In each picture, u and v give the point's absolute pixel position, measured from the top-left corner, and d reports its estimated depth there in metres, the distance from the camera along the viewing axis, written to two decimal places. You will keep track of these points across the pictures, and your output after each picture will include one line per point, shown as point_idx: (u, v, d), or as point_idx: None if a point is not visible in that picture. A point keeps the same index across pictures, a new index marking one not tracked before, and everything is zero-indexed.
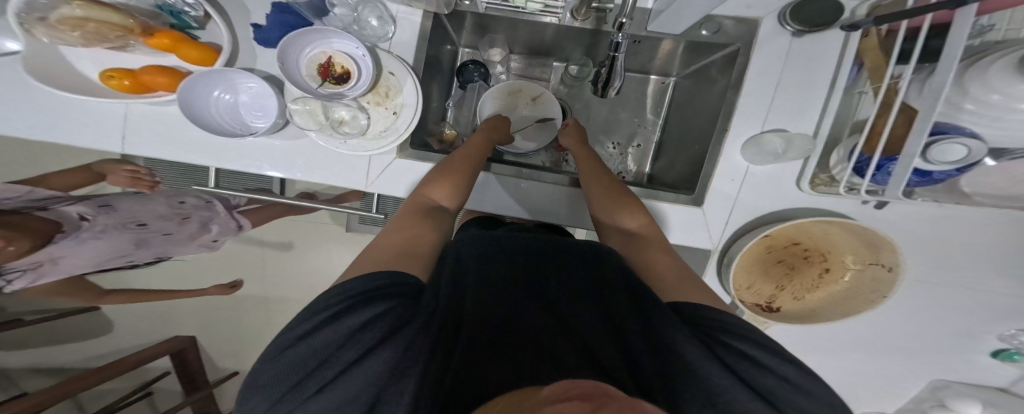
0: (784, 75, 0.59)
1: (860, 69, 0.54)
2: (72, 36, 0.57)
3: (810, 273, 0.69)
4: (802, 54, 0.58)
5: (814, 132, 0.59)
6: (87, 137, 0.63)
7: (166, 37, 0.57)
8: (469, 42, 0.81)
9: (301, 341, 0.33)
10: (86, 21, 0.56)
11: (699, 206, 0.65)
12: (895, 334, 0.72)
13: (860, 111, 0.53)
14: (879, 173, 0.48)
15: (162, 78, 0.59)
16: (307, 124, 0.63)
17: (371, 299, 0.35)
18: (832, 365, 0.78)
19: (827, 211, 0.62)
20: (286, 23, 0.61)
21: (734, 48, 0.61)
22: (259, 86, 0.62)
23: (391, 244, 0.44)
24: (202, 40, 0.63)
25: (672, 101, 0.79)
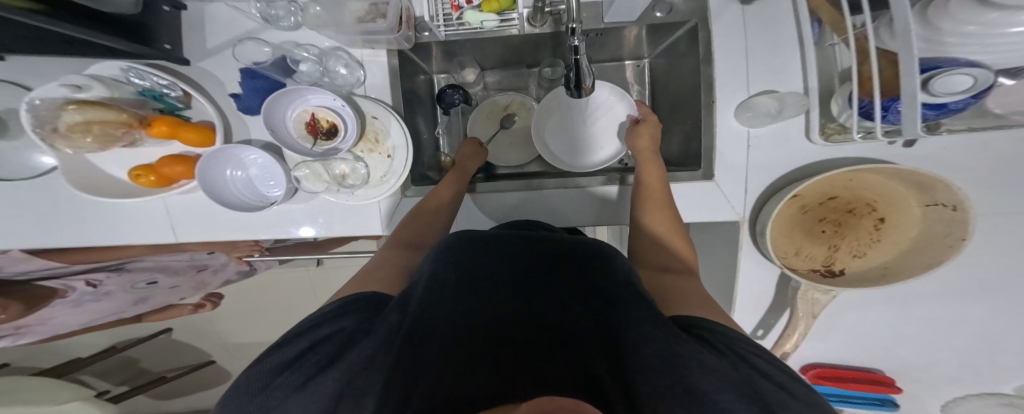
0: (760, 27, 0.55)
1: (821, 24, 0.49)
2: (87, 142, 0.61)
3: (861, 227, 0.62)
4: (767, 9, 0.54)
5: (805, 88, 0.54)
6: (119, 234, 0.68)
7: (163, 124, 0.62)
8: (441, 69, 0.82)
9: (279, 350, 0.35)
10: (88, 124, 0.60)
11: (712, 179, 0.60)
12: (991, 281, 0.61)
13: (842, 61, 0.48)
14: (889, 114, 0.42)
15: (179, 167, 0.62)
16: (315, 186, 0.65)
17: (335, 318, 0.37)
18: (929, 328, 0.67)
19: (860, 157, 0.55)
20: (259, 88, 0.64)
21: (692, 24, 0.58)
22: (263, 157, 0.64)
23: (370, 276, 0.46)
24: (192, 119, 0.66)
25: (652, 81, 0.75)
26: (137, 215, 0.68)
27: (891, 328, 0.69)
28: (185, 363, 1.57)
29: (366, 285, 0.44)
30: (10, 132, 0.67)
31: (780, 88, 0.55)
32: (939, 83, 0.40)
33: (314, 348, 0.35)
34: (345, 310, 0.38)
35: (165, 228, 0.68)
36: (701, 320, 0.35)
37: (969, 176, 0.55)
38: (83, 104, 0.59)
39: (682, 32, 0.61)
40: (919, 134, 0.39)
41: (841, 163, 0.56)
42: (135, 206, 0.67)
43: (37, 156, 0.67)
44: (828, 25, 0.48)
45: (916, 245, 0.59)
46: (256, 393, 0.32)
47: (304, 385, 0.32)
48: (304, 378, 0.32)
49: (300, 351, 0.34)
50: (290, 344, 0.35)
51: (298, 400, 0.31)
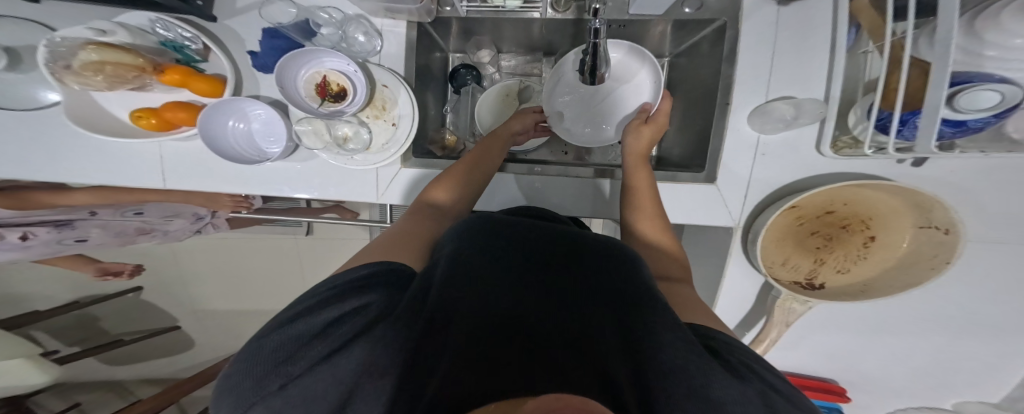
0: (786, 37, 0.55)
1: (859, 31, 0.49)
2: (96, 81, 0.59)
3: (853, 243, 0.64)
4: (804, 11, 0.54)
5: (826, 95, 0.55)
6: (100, 173, 0.65)
7: (177, 73, 0.59)
8: (457, 47, 0.81)
9: (284, 327, 0.34)
10: (103, 64, 0.57)
11: (714, 183, 0.61)
12: (967, 305, 0.64)
13: (869, 71, 0.48)
14: (906, 129, 0.43)
15: (183, 113, 0.60)
16: (314, 145, 0.63)
17: (352, 291, 0.36)
18: (904, 347, 0.70)
19: (864, 173, 0.57)
20: (278, 47, 0.62)
21: (720, 22, 0.58)
22: (267, 113, 0.62)
23: (383, 246, 0.44)
24: (206, 72, 0.64)
25: (670, 82, 0.75)
26: (125, 157, 0.65)
27: (861, 343, 0.72)
28: (156, 326, 1.55)
29: (388, 253, 0.43)
30: (23, 65, 0.64)
31: (801, 95, 0.56)
32: (965, 99, 0.41)
33: (331, 322, 0.34)
34: (361, 282, 0.37)
35: (155, 174, 0.65)
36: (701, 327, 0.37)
37: (961, 203, 0.58)
38: (104, 45, 0.56)
39: (708, 32, 0.61)
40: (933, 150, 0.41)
41: (839, 177, 0.57)
42: (128, 148, 0.64)
43: (45, 91, 0.64)
44: (868, 30, 0.47)
45: (901, 262, 0.62)
46: (267, 364, 0.31)
47: (324, 359, 0.32)
48: (326, 352, 0.32)
49: (314, 329, 0.33)
50: (305, 317, 0.34)
51: (319, 373, 0.31)
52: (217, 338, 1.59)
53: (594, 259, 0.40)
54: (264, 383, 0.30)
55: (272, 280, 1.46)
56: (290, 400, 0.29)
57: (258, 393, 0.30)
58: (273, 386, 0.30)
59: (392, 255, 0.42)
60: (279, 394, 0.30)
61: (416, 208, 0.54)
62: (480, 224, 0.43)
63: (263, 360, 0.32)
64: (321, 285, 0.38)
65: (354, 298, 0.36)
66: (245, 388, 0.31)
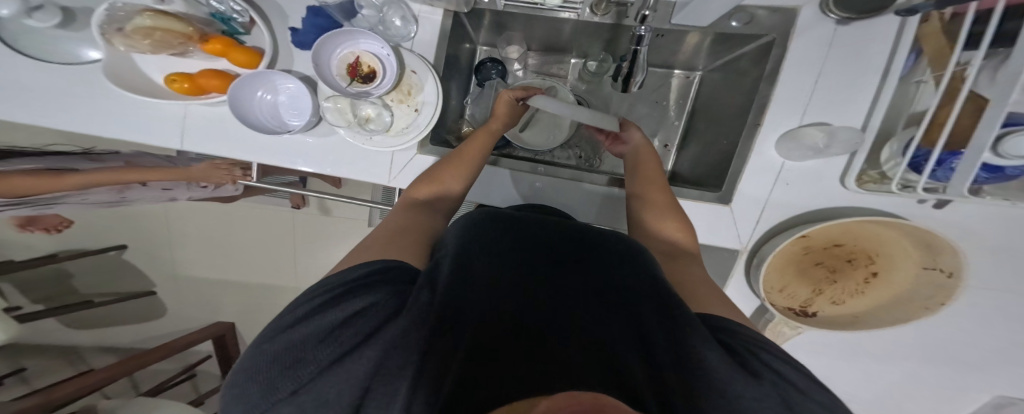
0: (837, 58, 0.55)
1: (919, 57, 0.50)
2: (143, 44, 0.59)
3: (854, 277, 0.65)
4: (857, 35, 0.54)
5: (864, 124, 0.55)
6: (105, 125, 0.63)
7: (219, 42, 0.59)
8: (487, 40, 0.81)
9: (290, 329, 0.32)
10: (153, 29, 0.57)
11: (727, 204, 0.61)
12: (945, 341, 0.68)
13: (917, 102, 0.50)
14: (940, 169, 0.45)
15: (215, 80, 0.59)
16: (337, 121, 0.63)
17: (358, 290, 0.34)
18: (879, 374, 0.75)
19: (877, 210, 0.58)
20: (319, 25, 0.62)
21: (769, 38, 0.57)
22: (297, 87, 0.61)
23: (383, 241, 0.42)
24: (247, 45, 0.63)
25: (698, 96, 0.75)
26: (140, 114, 0.63)
27: (840, 368, 0.75)
28: (130, 290, 1.53)
29: (377, 250, 0.41)
30: (76, 24, 0.62)
31: (834, 122, 0.56)
32: (1011, 143, 0.40)
33: (340, 322, 0.32)
34: (368, 279, 0.35)
35: (175, 133, 0.64)
36: (728, 321, 0.36)
37: (975, 248, 0.58)
38: (160, 12, 0.57)
39: (750, 48, 0.61)
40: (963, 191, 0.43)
41: (852, 211, 0.58)
42: (151, 106, 0.63)
43: (92, 51, 0.62)
44: (929, 58, 0.48)
45: (896, 298, 0.64)
46: (275, 368, 0.30)
47: (335, 362, 0.29)
48: (337, 355, 0.30)
49: (327, 326, 0.31)
50: (310, 317, 0.32)
51: (332, 376, 0.29)
52: (192, 308, 1.57)
53: (607, 259, 0.41)
54: (270, 387, 0.29)
55: (262, 253, 1.44)
56: (303, 405, 0.28)
57: (267, 400, 0.28)
58: (282, 393, 0.28)
59: (391, 251, 0.40)
60: (288, 400, 0.28)
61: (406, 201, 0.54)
62: (488, 215, 0.42)
63: (268, 364, 0.30)
64: (323, 283, 0.36)
65: (361, 297, 0.33)
66: (252, 396, 0.29)
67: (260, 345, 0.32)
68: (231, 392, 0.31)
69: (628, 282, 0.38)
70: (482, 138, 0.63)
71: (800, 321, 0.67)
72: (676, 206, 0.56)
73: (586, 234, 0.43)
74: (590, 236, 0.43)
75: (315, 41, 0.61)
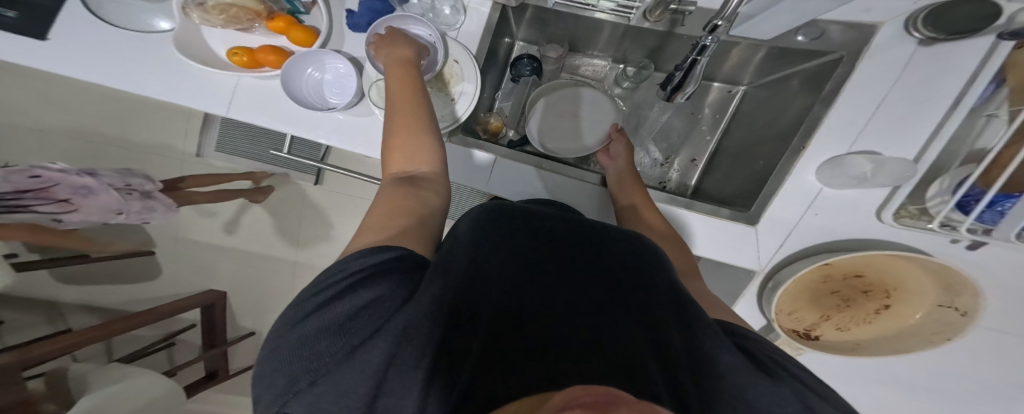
0: (910, 84, 0.54)
1: (998, 88, 0.49)
2: (215, 18, 0.61)
3: (865, 307, 0.66)
4: (926, 67, 0.53)
5: (915, 157, 0.54)
6: (140, 83, 0.63)
7: (282, 20, 0.62)
8: (526, 36, 0.81)
9: (306, 320, 0.33)
10: (230, 6, 0.61)
11: (754, 224, 0.61)
12: (944, 379, 0.71)
13: (982, 136, 0.50)
14: (989, 212, 0.44)
15: (272, 56, 0.61)
16: (378, 101, 0.62)
17: (366, 281, 0.34)
18: (870, 402, 0.78)
19: (908, 246, 0.57)
20: (375, 8, 0.63)
21: (837, 56, 0.56)
22: (346, 67, 0.63)
23: (382, 223, 0.42)
24: (306, 24, 0.65)
25: (736, 112, 0.75)
26: (183, 76, 0.64)
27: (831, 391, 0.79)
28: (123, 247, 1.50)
29: (392, 231, 0.40)
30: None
31: (884, 153, 0.55)
32: None
33: (356, 312, 0.32)
34: (377, 269, 0.35)
35: (219, 99, 0.63)
36: (741, 328, 0.37)
37: (1002, 293, 0.59)
38: None
39: (810, 66, 0.60)
40: (1009, 235, 0.43)
41: (882, 245, 0.58)
42: (202, 72, 0.64)
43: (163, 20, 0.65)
44: (1011, 89, 0.47)
45: (904, 331, 0.64)
46: (295, 362, 0.30)
47: (350, 352, 0.30)
48: (348, 347, 0.30)
49: (340, 317, 0.32)
50: (326, 308, 0.33)
51: (348, 365, 0.29)
52: (182, 274, 1.53)
53: (616, 255, 0.40)
54: (291, 380, 0.29)
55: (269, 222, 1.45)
56: (321, 396, 0.28)
57: (288, 392, 0.29)
58: (300, 384, 0.29)
59: (404, 236, 0.40)
60: (306, 391, 0.28)
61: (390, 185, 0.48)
62: (494, 204, 0.42)
63: (289, 356, 0.31)
64: (334, 274, 0.37)
65: (370, 287, 0.34)
66: (274, 390, 0.29)
67: (279, 339, 0.33)
68: (257, 383, 0.32)
69: (638, 282, 0.38)
70: (400, 94, 0.53)
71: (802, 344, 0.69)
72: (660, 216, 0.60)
73: (593, 229, 0.43)
74: (598, 231, 0.42)
75: (370, 24, 0.63)
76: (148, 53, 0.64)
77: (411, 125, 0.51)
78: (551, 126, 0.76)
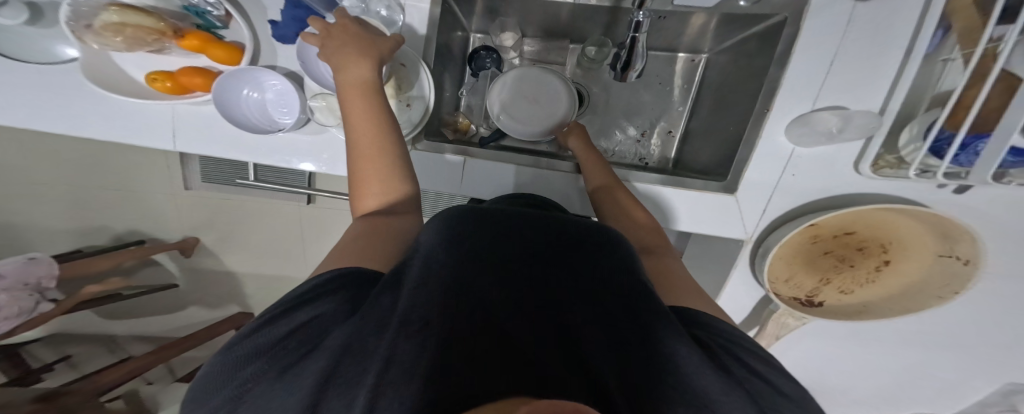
0: (857, 34, 0.50)
1: (946, 34, 0.46)
2: (116, 42, 0.57)
3: (864, 266, 0.63)
4: (869, 22, 0.50)
5: (880, 108, 0.52)
6: (83, 126, 0.61)
7: (196, 38, 0.57)
8: (480, 27, 0.78)
9: (251, 338, 0.32)
10: (124, 26, 0.55)
11: (733, 193, 0.59)
12: (948, 323, 0.70)
13: (943, 82, 0.46)
14: (964, 153, 0.42)
15: (198, 78, 0.57)
16: (327, 120, 0.59)
17: (317, 296, 0.33)
18: (879, 353, 0.77)
19: (897, 196, 0.55)
20: (300, 17, 0.58)
21: (780, 18, 0.54)
22: (283, 84, 0.59)
23: (347, 246, 0.40)
24: (226, 40, 0.61)
25: (703, 80, 0.73)
26: (117, 112, 0.61)
27: (839, 349, 0.79)
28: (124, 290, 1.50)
29: (348, 254, 0.39)
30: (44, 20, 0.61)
31: (851, 105, 0.53)
32: None
33: (304, 326, 0.31)
34: (330, 283, 0.35)
35: (163, 133, 0.62)
36: (706, 318, 0.36)
37: (995, 233, 0.56)
38: (126, 7, 0.55)
39: (761, 28, 0.57)
40: (985, 177, 0.41)
41: (867, 199, 0.56)
42: (138, 106, 0.61)
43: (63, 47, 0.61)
44: (957, 34, 0.44)
45: (909, 289, 0.63)
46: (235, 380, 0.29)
47: (289, 370, 0.29)
48: (288, 365, 0.29)
49: (285, 333, 0.31)
50: (272, 325, 0.32)
51: (284, 383, 0.28)
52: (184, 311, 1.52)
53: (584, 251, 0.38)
54: (232, 398, 0.29)
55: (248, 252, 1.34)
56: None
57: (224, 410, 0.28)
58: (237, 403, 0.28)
59: (365, 253, 0.39)
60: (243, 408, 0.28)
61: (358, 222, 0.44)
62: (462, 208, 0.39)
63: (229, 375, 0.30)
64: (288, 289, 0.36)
65: (320, 302, 0.33)
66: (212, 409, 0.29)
67: (225, 353, 0.32)
68: (199, 398, 0.31)
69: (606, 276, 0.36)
70: (363, 103, 0.49)
71: (805, 311, 0.67)
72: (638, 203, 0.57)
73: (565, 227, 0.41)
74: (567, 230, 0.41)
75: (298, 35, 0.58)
76: (82, 95, 0.61)
77: (377, 152, 0.47)
78: (524, 116, 0.73)
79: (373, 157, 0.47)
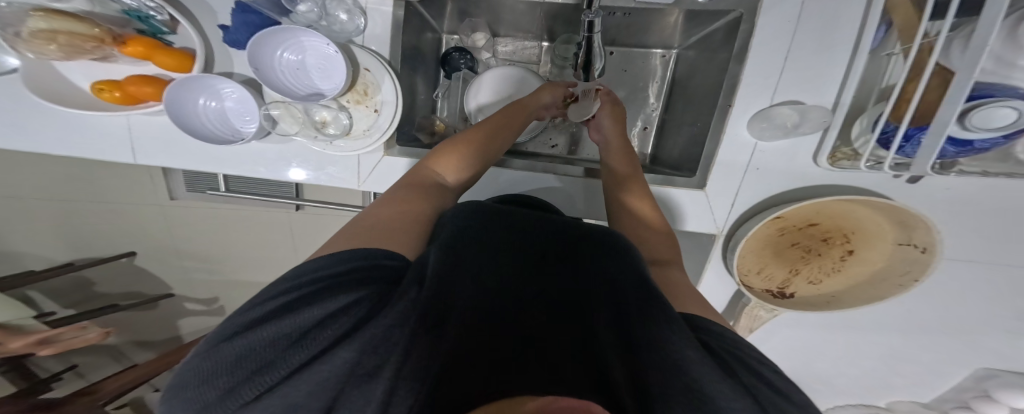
0: (811, 28, 0.51)
1: (890, 28, 0.46)
2: (51, 51, 0.54)
3: (831, 255, 0.64)
4: (820, 19, 0.50)
5: (835, 102, 0.52)
6: (44, 141, 0.61)
7: (140, 44, 0.55)
8: (451, 28, 0.78)
9: (252, 329, 0.30)
10: (55, 33, 0.53)
11: (703, 188, 0.59)
12: (924, 310, 0.71)
13: (890, 74, 0.47)
14: (908, 145, 0.43)
15: (147, 87, 0.55)
16: (291, 128, 0.59)
17: (335, 287, 0.33)
18: (857, 341, 0.79)
19: (857, 186, 0.56)
20: (250, 22, 0.57)
21: (738, 14, 0.54)
22: (240, 91, 0.58)
23: (366, 224, 0.42)
24: (175, 46, 0.59)
25: (674, 76, 0.73)
26: (73, 127, 0.60)
27: (818, 338, 0.80)
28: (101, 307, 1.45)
29: (347, 240, 0.39)
30: None
31: (809, 98, 0.53)
32: (978, 116, 0.39)
33: (316, 323, 0.31)
34: (340, 277, 0.33)
35: (123, 146, 0.61)
36: (706, 320, 0.35)
37: (957, 220, 0.57)
38: (52, 12, 0.52)
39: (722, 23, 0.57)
40: (927, 168, 0.42)
41: (830, 190, 0.57)
42: (93, 121, 0.60)
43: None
44: (899, 29, 0.44)
45: (873, 277, 0.64)
46: (236, 373, 0.28)
47: (305, 365, 0.29)
48: (302, 361, 0.29)
49: (299, 328, 0.30)
50: (281, 316, 0.30)
51: (303, 378, 0.28)
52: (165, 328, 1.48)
53: (599, 254, 0.40)
54: (234, 390, 0.27)
55: (232, 266, 1.29)
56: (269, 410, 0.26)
57: (225, 407, 0.27)
58: (244, 399, 0.27)
59: (380, 236, 0.40)
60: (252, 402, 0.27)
61: (414, 181, 0.51)
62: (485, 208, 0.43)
63: (225, 369, 0.28)
64: (288, 278, 0.34)
65: (329, 298, 0.32)
66: (206, 401, 0.27)
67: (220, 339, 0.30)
68: (189, 383, 0.29)
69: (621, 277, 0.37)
70: (501, 122, 0.61)
71: (777, 303, 0.68)
72: (654, 205, 0.56)
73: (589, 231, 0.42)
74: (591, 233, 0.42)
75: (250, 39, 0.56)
76: (37, 111, 0.60)
77: (464, 153, 0.56)
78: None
79: (461, 155, 0.55)
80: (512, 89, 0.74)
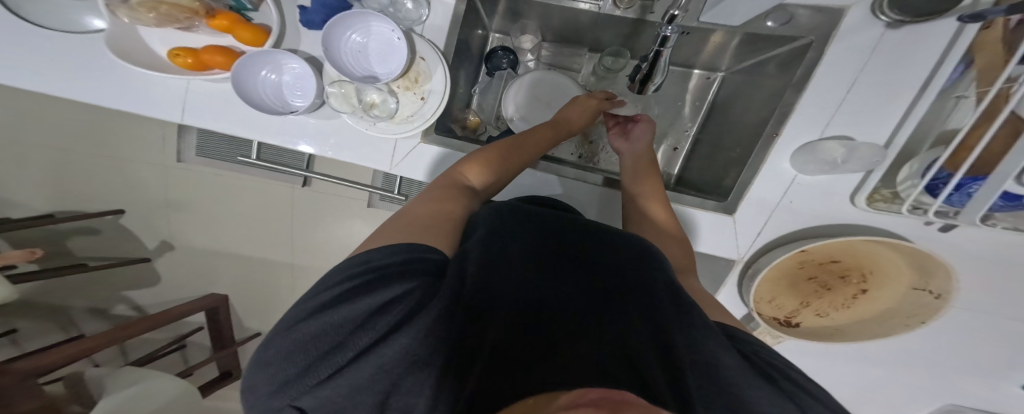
0: (878, 65, 0.53)
1: (967, 68, 0.48)
2: (149, 18, 0.57)
3: (843, 292, 0.66)
4: (882, 62, 0.53)
5: (887, 142, 0.54)
6: (84, 92, 0.60)
7: (225, 18, 0.57)
8: (500, 28, 0.79)
9: (317, 316, 0.32)
10: (159, 4, 0.56)
11: (731, 213, 0.61)
12: (929, 354, 0.72)
13: (953, 118, 0.49)
14: (957, 193, 0.45)
15: (220, 57, 0.57)
16: (341, 106, 0.60)
17: (389, 277, 0.34)
18: (852, 377, 0.81)
19: (883, 229, 0.58)
20: (327, 3, 0.59)
21: (807, 40, 0.55)
22: (303, 68, 0.59)
23: (405, 219, 0.43)
24: (254, 22, 0.61)
25: (715, 99, 0.74)
26: (129, 84, 0.61)
27: (815, 371, 0.82)
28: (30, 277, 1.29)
29: (385, 235, 0.40)
30: None
31: (857, 136, 0.55)
32: None
33: (374, 310, 0.32)
34: (394, 268, 0.35)
35: (174, 107, 0.61)
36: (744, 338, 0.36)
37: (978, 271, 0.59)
38: None
39: (782, 51, 0.59)
40: (976, 218, 0.45)
41: (854, 230, 0.58)
42: (151, 81, 0.61)
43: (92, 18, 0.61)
44: (979, 68, 0.46)
45: (881, 315, 0.66)
46: (309, 354, 0.30)
47: (369, 348, 0.30)
48: (362, 345, 0.30)
49: (357, 315, 0.31)
50: (344, 302, 0.32)
51: (367, 360, 0.30)
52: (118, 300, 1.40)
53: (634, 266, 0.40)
54: (309, 370, 0.29)
55: (238, 234, 1.27)
56: (341, 389, 0.29)
57: (303, 383, 0.29)
58: (319, 377, 0.29)
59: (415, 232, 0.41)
60: (322, 382, 0.29)
61: (448, 182, 0.52)
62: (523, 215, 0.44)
63: (301, 350, 0.30)
64: (345, 268, 0.36)
65: (384, 287, 0.33)
66: (288, 377, 0.30)
67: (291, 324, 0.33)
68: (268, 361, 0.31)
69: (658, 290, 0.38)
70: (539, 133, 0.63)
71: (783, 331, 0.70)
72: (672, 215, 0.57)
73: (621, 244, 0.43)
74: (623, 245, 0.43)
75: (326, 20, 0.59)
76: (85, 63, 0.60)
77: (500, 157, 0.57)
78: (536, 121, 0.75)
79: (495, 158, 0.57)
80: (548, 92, 0.76)
